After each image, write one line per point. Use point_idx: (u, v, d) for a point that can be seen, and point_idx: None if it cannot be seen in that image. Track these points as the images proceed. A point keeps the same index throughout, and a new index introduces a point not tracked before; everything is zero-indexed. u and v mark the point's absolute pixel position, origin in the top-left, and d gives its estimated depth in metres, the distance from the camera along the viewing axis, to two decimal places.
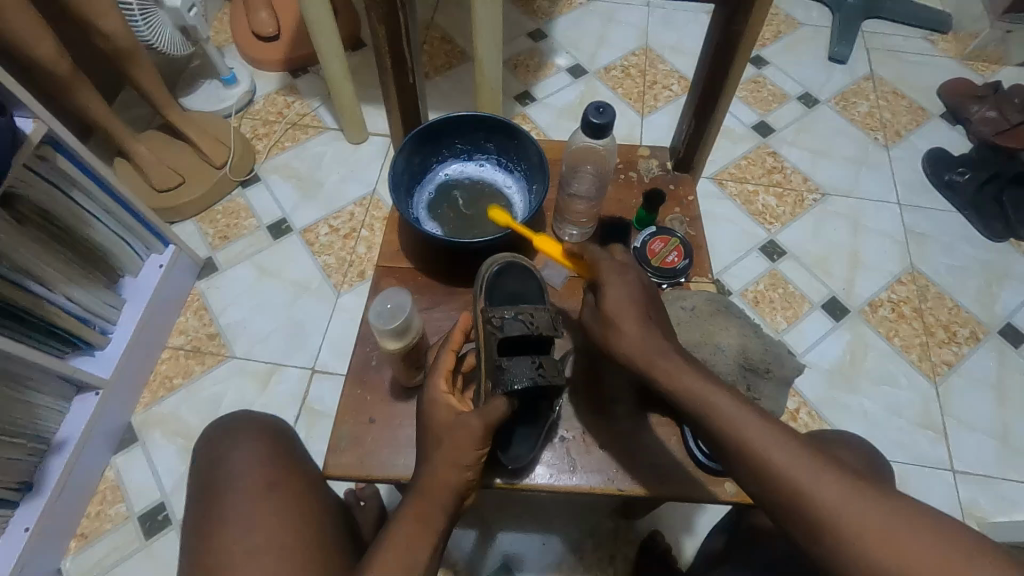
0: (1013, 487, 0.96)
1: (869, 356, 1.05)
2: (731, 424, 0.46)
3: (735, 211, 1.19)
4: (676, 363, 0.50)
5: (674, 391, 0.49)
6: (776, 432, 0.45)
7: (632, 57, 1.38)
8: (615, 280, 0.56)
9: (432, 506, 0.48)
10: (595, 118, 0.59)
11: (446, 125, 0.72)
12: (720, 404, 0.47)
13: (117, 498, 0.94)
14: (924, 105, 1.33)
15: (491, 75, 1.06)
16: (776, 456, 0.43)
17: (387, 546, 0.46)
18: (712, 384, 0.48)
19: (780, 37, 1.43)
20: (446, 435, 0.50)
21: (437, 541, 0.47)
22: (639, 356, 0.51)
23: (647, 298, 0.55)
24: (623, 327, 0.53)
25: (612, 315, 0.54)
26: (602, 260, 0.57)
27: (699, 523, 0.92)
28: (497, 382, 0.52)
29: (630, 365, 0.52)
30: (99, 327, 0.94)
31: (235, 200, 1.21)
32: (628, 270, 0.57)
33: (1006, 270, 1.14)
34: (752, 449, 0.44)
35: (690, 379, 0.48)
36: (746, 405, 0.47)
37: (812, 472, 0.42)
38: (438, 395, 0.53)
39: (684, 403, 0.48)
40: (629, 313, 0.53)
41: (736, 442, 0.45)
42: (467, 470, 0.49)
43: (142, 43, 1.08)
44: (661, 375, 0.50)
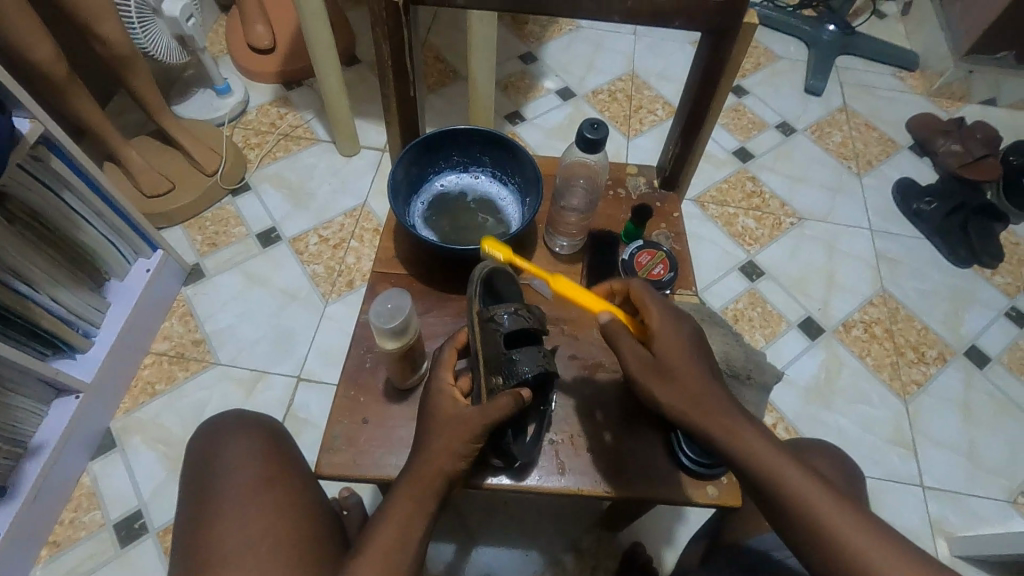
0: (979, 502, 0.99)
1: (843, 373, 1.09)
2: (791, 488, 0.48)
3: (716, 231, 1.23)
4: (741, 425, 0.51)
5: (736, 451, 0.50)
6: (832, 498, 0.48)
7: (619, 82, 1.43)
8: (679, 332, 0.55)
9: (425, 492, 0.50)
10: (589, 134, 0.62)
11: (444, 137, 0.74)
12: (784, 469, 0.49)
13: (93, 505, 0.92)
14: (894, 137, 1.40)
15: (484, 94, 1.09)
16: (836, 521, 0.47)
17: (380, 526, 0.48)
18: (772, 446, 0.50)
19: (760, 69, 1.50)
20: (445, 425, 0.51)
21: (427, 523, 0.49)
22: (702, 415, 0.52)
23: (703, 351, 0.55)
24: (687, 382, 0.53)
25: (678, 369, 0.53)
26: (660, 311, 0.56)
27: (679, 535, 0.93)
28: (503, 374, 0.54)
29: (688, 421, 0.52)
30: (82, 330, 0.93)
31: (224, 207, 1.21)
32: (687, 321, 0.56)
33: (971, 295, 1.20)
34: (770, 474, 0.49)
35: (755, 441, 0.50)
36: (805, 470, 0.49)
37: (820, 495, 0.48)
38: (443, 387, 0.55)
39: (746, 465, 0.50)
40: (693, 368, 0.53)
41: (770, 479, 0.49)
42: (461, 459, 0.50)
43: (138, 50, 1.09)
44: (724, 433, 0.51)
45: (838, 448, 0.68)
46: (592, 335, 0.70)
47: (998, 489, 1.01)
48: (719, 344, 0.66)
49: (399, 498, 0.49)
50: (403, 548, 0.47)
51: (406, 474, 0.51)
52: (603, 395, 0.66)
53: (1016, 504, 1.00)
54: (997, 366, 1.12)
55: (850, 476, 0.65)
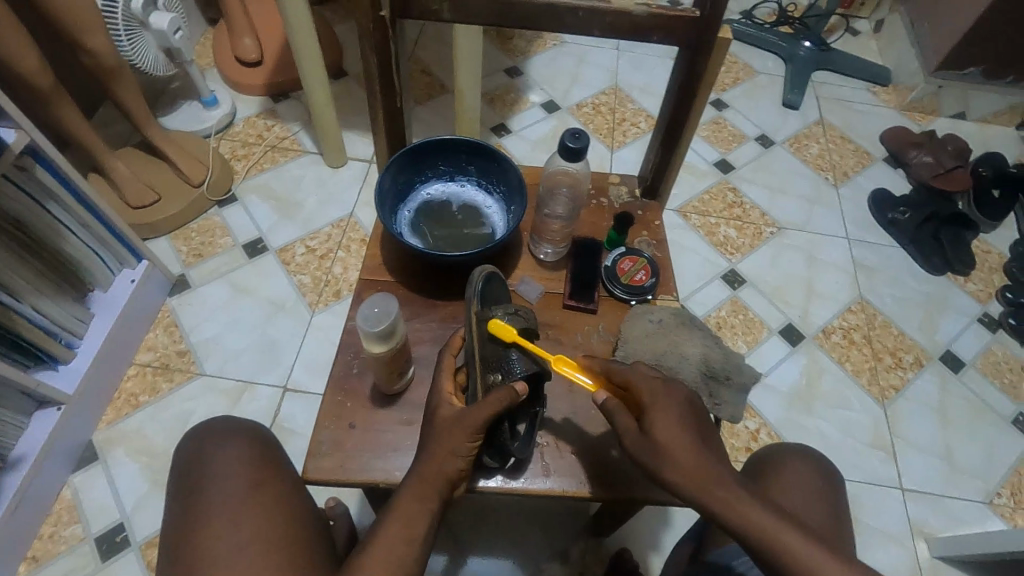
0: (957, 503, 1.01)
1: (823, 379, 1.11)
2: (799, 558, 0.46)
3: (698, 241, 1.26)
4: (738, 494, 0.49)
5: (736, 523, 0.48)
6: (847, 567, 0.45)
7: (602, 95, 1.46)
8: (664, 402, 0.53)
9: (426, 492, 0.50)
10: (571, 143, 0.63)
11: (430, 146, 0.76)
12: (787, 539, 0.47)
13: (74, 519, 0.91)
14: (869, 150, 1.45)
15: (470, 107, 1.11)
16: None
17: (381, 529, 0.49)
18: (773, 514, 0.48)
19: (739, 83, 1.54)
20: (441, 430, 0.53)
21: (432, 523, 0.50)
22: (699, 486, 0.50)
23: (693, 416, 0.54)
24: (677, 455, 0.51)
25: (668, 443, 0.51)
26: (647, 387, 0.55)
27: (665, 541, 0.94)
28: (499, 371, 0.56)
29: (686, 495, 0.50)
30: (64, 340, 0.93)
31: (210, 218, 1.21)
32: (673, 387, 0.55)
33: (945, 301, 1.23)
34: (733, 508, 0.48)
35: (754, 511, 0.48)
36: (811, 538, 0.47)
37: (783, 528, 0.47)
38: (442, 393, 0.56)
39: (748, 538, 0.48)
40: (683, 439, 0.51)
41: (733, 513, 0.48)
42: (461, 459, 0.52)
43: (125, 62, 1.09)
44: (721, 504, 0.49)
45: (818, 453, 0.69)
46: (574, 337, 0.70)
47: (974, 491, 1.03)
48: (699, 346, 0.68)
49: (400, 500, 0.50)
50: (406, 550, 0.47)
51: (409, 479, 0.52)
52: (587, 399, 0.67)
53: (992, 505, 1.02)
54: (971, 371, 1.15)
55: (829, 479, 0.66)
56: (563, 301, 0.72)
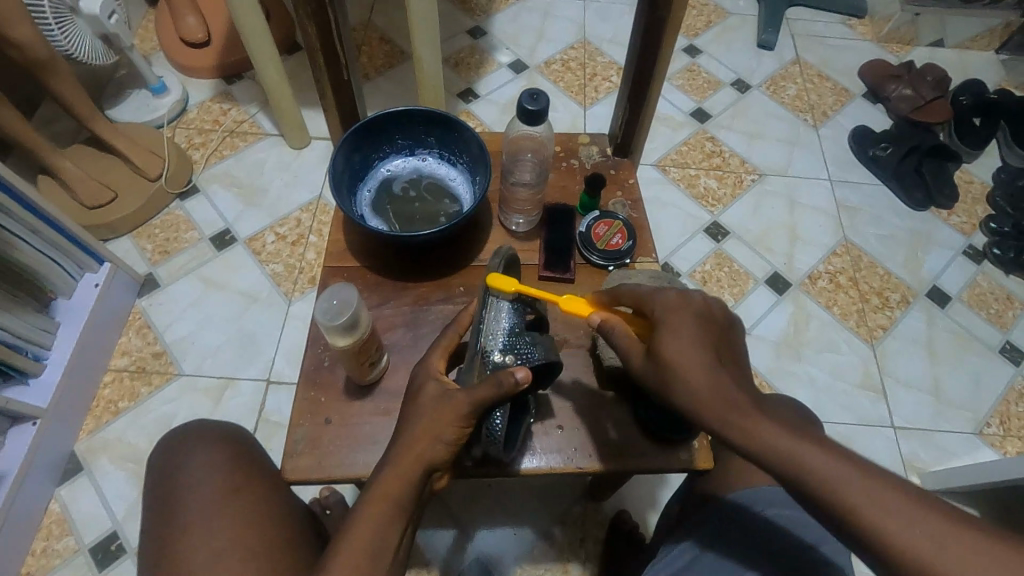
0: (947, 437, 1.02)
1: (811, 324, 1.10)
2: (823, 478, 0.41)
3: (679, 195, 1.23)
4: (755, 417, 0.44)
5: (752, 446, 0.43)
6: (879, 484, 0.40)
7: (570, 50, 1.40)
8: (675, 317, 0.49)
9: (400, 485, 0.48)
10: (529, 104, 0.60)
11: (385, 120, 0.72)
12: (811, 456, 0.42)
13: (65, 531, 0.89)
14: (847, 86, 1.41)
15: (431, 73, 1.05)
16: (889, 518, 0.39)
17: (356, 522, 0.47)
18: (794, 434, 0.43)
19: (711, 26, 1.48)
20: (433, 408, 0.50)
21: (406, 521, 0.48)
22: (713, 411, 0.45)
23: (713, 333, 0.48)
24: (690, 379, 0.46)
25: (677, 366, 0.46)
26: (660, 301, 0.51)
27: (663, 498, 0.94)
28: (507, 352, 0.54)
29: (699, 416, 0.46)
30: (31, 353, 0.89)
31: (173, 212, 1.16)
32: (690, 300, 0.50)
33: (929, 237, 1.22)
34: (750, 433, 0.44)
35: (772, 429, 0.43)
36: (835, 452, 0.42)
37: (805, 446, 0.42)
38: (432, 373, 0.55)
39: (767, 460, 0.43)
40: (696, 355, 0.46)
41: (749, 436, 0.44)
42: (445, 446, 0.49)
43: (59, 53, 1.02)
44: (735, 427, 0.44)
45: None
46: (554, 310, 0.67)
47: (964, 422, 1.04)
48: None
49: (376, 492, 0.48)
50: (379, 551, 0.46)
51: (387, 465, 0.49)
52: (569, 370, 0.66)
53: (982, 435, 1.03)
54: (957, 304, 1.15)
55: None
56: (538, 273, 0.69)
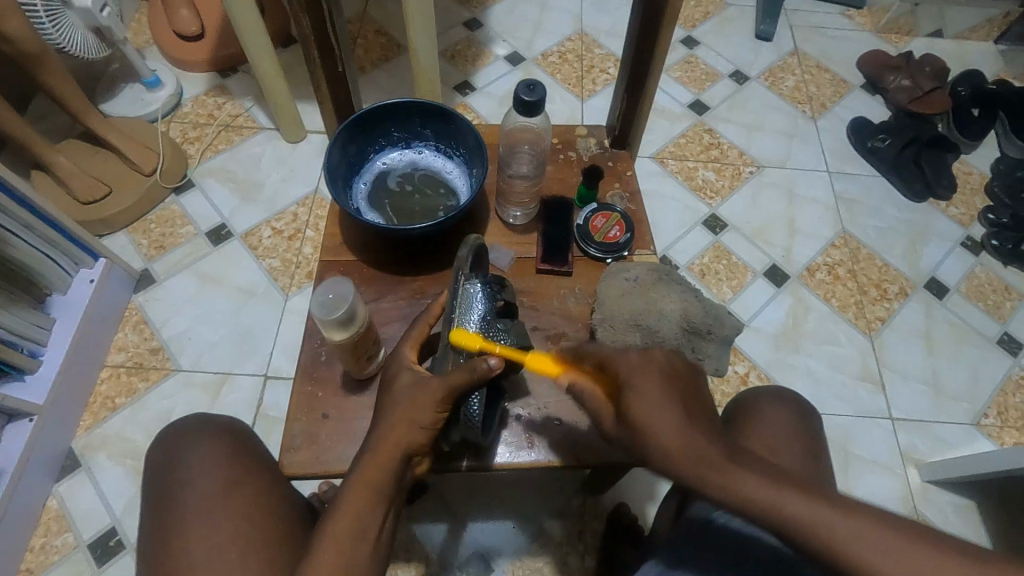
0: (945, 428, 1.02)
1: (810, 316, 1.10)
2: (809, 526, 0.41)
3: (677, 187, 1.23)
4: (734, 471, 0.44)
5: (737, 503, 0.44)
6: (862, 524, 0.41)
7: (568, 42, 1.39)
8: (639, 378, 0.49)
9: (381, 471, 0.48)
10: (526, 96, 0.59)
11: (380, 112, 0.71)
12: (791, 507, 0.42)
13: (63, 527, 0.89)
14: (846, 78, 1.40)
15: (427, 65, 1.04)
16: (882, 559, 0.39)
17: (339, 508, 0.47)
18: (774, 482, 0.44)
19: (709, 17, 1.47)
20: (408, 396, 0.51)
21: (388, 506, 0.48)
22: (692, 472, 0.45)
23: (679, 385, 0.49)
24: (662, 439, 0.46)
25: (647, 428, 0.47)
26: (625, 361, 0.51)
27: (662, 490, 0.94)
28: (482, 338, 0.54)
29: (680, 477, 0.46)
30: (28, 350, 0.89)
31: (169, 207, 1.16)
32: (652, 357, 0.50)
33: (927, 229, 1.21)
34: (732, 489, 0.44)
35: (751, 482, 0.44)
36: (816, 496, 0.43)
37: (785, 494, 0.43)
38: (405, 362, 0.55)
39: (750, 512, 0.43)
40: (666, 415, 0.47)
41: (733, 492, 0.44)
42: (423, 432, 0.50)
43: (52, 46, 1.00)
44: (715, 485, 0.44)
45: (795, 393, 0.68)
46: (552, 303, 0.67)
47: (961, 414, 1.04)
48: (678, 301, 0.62)
49: (357, 478, 0.48)
50: (361, 535, 0.46)
51: (368, 450, 0.49)
52: None
53: (980, 426, 1.03)
54: (956, 296, 1.15)
55: (803, 416, 0.66)
56: (535, 267, 0.69)
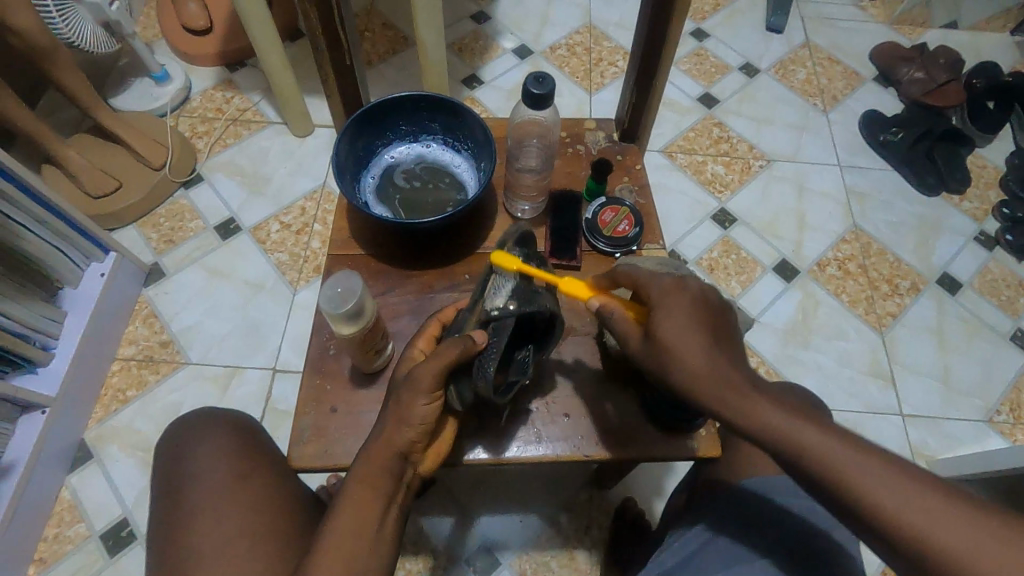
0: (956, 425, 1.02)
1: (820, 311, 1.10)
2: (824, 461, 0.41)
3: (685, 181, 1.22)
4: (753, 396, 0.44)
5: (753, 426, 0.43)
6: (879, 463, 0.40)
7: (576, 35, 1.38)
8: (671, 301, 0.48)
9: (377, 471, 0.49)
10: (535, 89, 0.59)
11: (388, 105, 0.71)
12: (806, 435, 0.42)
13: (76, 518, 0.90)
14: (858, 70, 1.38)
15: (434, 59, 1.04)
16: (893, 500, 0.38)
17: (335, 512, 0.47)
18: (793, 413, 0.43)
19: (719, 10, 1.45)
20: (397, 392, 0.50)
21: (387, 504, 0.48)
22: (710, 392, 0.45)
23: (708, 314, 0.48)
24: (686, 362, 0.46)
25: (672, 348, 0.46)
26: (658, 285, 0.50)
27: (669, 485, 0.94)
28: (512, 297, 0.53)
29: (695, 398, 0.46)
30: (40, 343, 0.90)
31: (178, 201, 1.16)
32: (686, 285, 0.49)
33: (940, 223, 1.20)
34: (749, 412, 0.43)
35: (768, 408, 0.43)
36: (835, 432, 0.42)
37: (803, 426, 0.42)
38: (410, 354, 0.55)
39: (763, 437, 0.43)
40: (691, 337, 0.46)
41: (748, 415, 0.43)
42: (416, 429, 0.49)
43: (62, 41, 1.01)
44: (734, 409, 0.44)
45: None
46: None
47: (973, 410, 1.03)
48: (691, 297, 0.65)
49: (351, 480, 0.48)
50: (361, 535, 0.46)
51: (365, 452, 0.50)
52: (575, 356, 0.66)
53: (992, 423, 1.02)
54: (969, 291, 1.13)
55: None
56: (544, 261, 0.69)
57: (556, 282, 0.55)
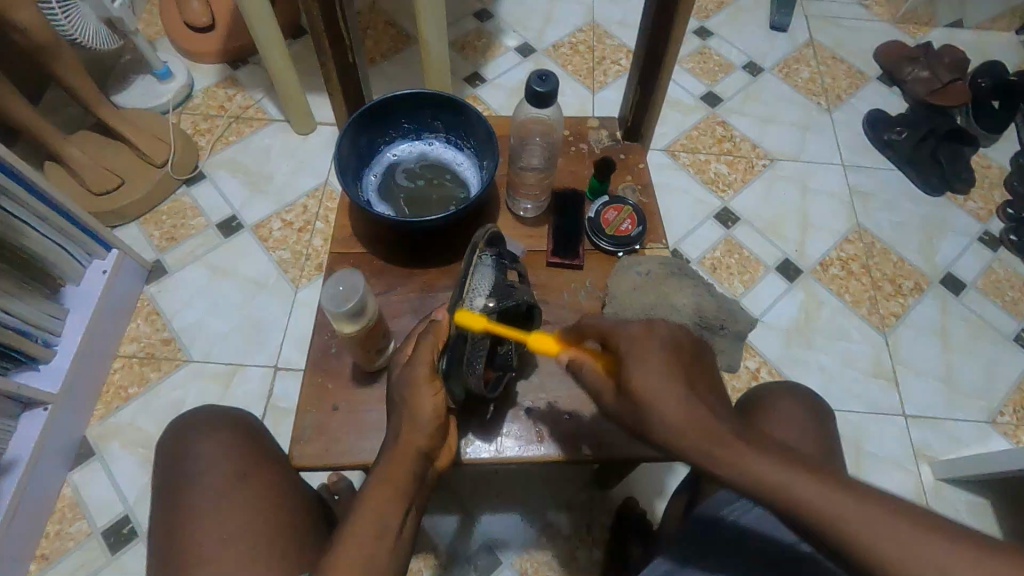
0: (960, 426, 1.01)
1: (822, 311, 1.09)
2: (821, 515, 0.37)
3: (688, 180, 1.21)
4: (741, 448, 0.41)
5: (743, 483, 0.40)
6: (889, 517, 0.36)
7: (579, 33, 1.37)
8: (640, 348, 0.46)
9: (402, 470, 0.48)
10: (538, 87, 0.58)
11: (391, 103, 0.71)
12: (799, 487, 0.38)
13: (78, 515, 0.90)
14: (863, 69, 1.38)
15: (437, 57, 1.04)
16: (908, 560, 0.35)
17: (359, 509, 0.46)
18: (786, 463, 0.40)
19: (722, 8, 1.45)
20: (406, 389, 0.51)
21: (410, 502, 0.48)
22: (692, 445, 0.42)
23: (681, 361, 0.45)
24: (667, 414, 0.43)
25: (648, 401, 0.44)
26: (625, 332, 0.48)
27: (671, 484, 0.94)
28: (490, 299, 0.54)
29: (682, 454, 0.43)
30: (42, 340, 0.90)
31: (180, 198, 1.16)
32: (653, 329, 0.47)
33: (944, 223, 1.19)
34: (738, 468, 0.40)
35: (758, 461, 0.40)
36: (836, 484, 0.38)
37: (798, 476, 0.39)
38: (400, 352, 0.56)
39: (757, 495, 0.40)
40: (668, 387, 0.43)
41: (738, 470, 0.40)
42: (430, 426, 0.50)
43: (64, 38, 1.01)
44: (722, 464, 0.41)
45: (812, 393, 0.69)
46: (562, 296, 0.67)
47: (976, 411, 1.03)
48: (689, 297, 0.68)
49: (378, 478, 0.48)
50: (384, 531, 0.45)
51: (385, 453, 0.50)
52: None
53: (995, 424, 1.02)
54: (972, 291, 1.13)
55: (820, 416, 0.66)
56: (546, 259, 0.68)
57: (523, 339, 0.53)
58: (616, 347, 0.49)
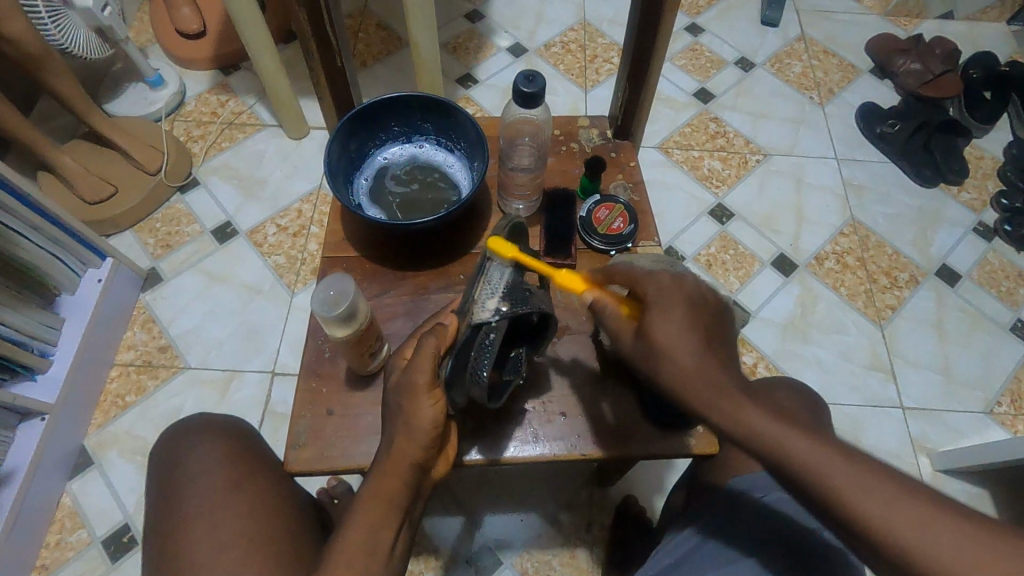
0: (957, 417, 1.01)
1: (818, 305, 1.09)
2: (811, 469, 0.39)
3: (681, 177, 1.21)
4: (740, 398, 0.42)
5: (736, 429, 0.42)
6: (866, 472, 0.39)
7: (570, 32, 1.37)
8: (665, 298, 0.47)
9: (393, 483, 0.49)
10: (525, 87, 0.59)
11: (380, 106, 0.71)
12: (793, 443, 0.40)
13: (77, 525, 0.90)
14: (854, 62, 1.38)
15: (428, 59, 1.04)
16: (882, 514, 0.37)
17: (351, 525, 0.48)
18: (779, 417, 0.42)
19: (713, 4, 1.45)
20: (399, 399, 0.50)
21: (401, 516, 0.49)
22: (695, 396, 0.43)
23: (701, 317, 0.46)
24: (674, 363, 0.44)
25: (663, 348, 0.45)
26: (654, 282, 0.48)
27: (670, 481, 0.94)
28: (503, 301, 0.51)
29: (681, 398, 0.44)
30: (38, 350, 0.89)
31: (174, 206, 1.16)
32: (682, 283, 0.48)
33: (939, 214, 1.20)
34: (731, 415, 0.42)
35: (755, 412, 0.42)
36: (821, 440, 0.41)
37: (787, 429, 0.41)
38: (397, 357, 0.55)
39: (749, 440, 0.42)
40: (682, 336, 0.44)
41: (732, 421, 0.42)
42: (427, 436, 0.49)
43: (54, 47, 1.00)
44: (721, 410, 0.42)
45: (807, 386, 0.68)
46: None
47: (973, 402, 1.03)
48: None
49: (369, 493, 0.49)
50: (372, 548, 0.47)
51: (378, 464, 0.50)
52: (571, 356, 0.66)
53: (993, 414, 1.02)
54: (968, 282, 1.13)
55: (814, 408, 0.65)
56: (539, 259, 0.69)
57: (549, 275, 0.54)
58: (643, 295, 0.49)
